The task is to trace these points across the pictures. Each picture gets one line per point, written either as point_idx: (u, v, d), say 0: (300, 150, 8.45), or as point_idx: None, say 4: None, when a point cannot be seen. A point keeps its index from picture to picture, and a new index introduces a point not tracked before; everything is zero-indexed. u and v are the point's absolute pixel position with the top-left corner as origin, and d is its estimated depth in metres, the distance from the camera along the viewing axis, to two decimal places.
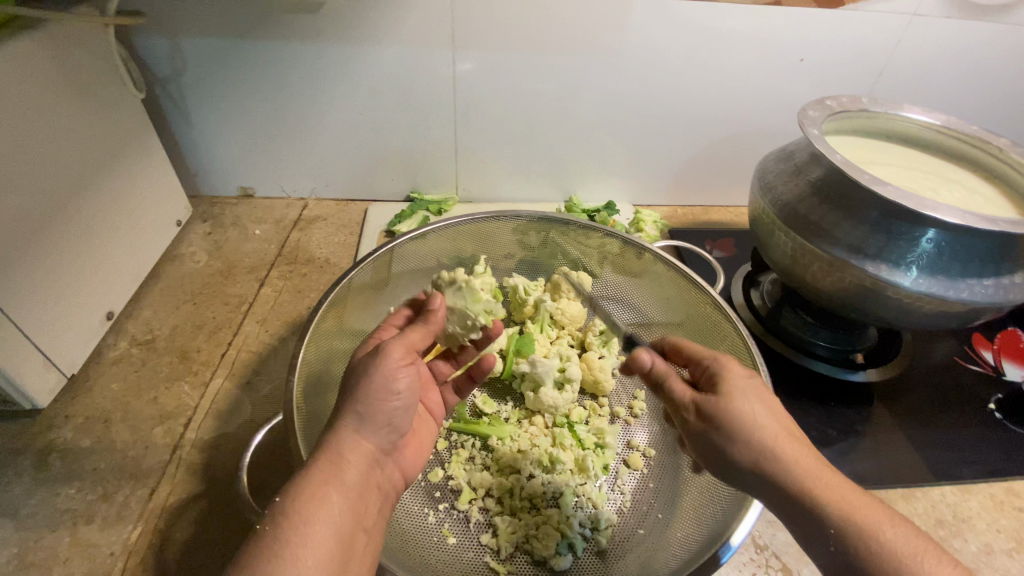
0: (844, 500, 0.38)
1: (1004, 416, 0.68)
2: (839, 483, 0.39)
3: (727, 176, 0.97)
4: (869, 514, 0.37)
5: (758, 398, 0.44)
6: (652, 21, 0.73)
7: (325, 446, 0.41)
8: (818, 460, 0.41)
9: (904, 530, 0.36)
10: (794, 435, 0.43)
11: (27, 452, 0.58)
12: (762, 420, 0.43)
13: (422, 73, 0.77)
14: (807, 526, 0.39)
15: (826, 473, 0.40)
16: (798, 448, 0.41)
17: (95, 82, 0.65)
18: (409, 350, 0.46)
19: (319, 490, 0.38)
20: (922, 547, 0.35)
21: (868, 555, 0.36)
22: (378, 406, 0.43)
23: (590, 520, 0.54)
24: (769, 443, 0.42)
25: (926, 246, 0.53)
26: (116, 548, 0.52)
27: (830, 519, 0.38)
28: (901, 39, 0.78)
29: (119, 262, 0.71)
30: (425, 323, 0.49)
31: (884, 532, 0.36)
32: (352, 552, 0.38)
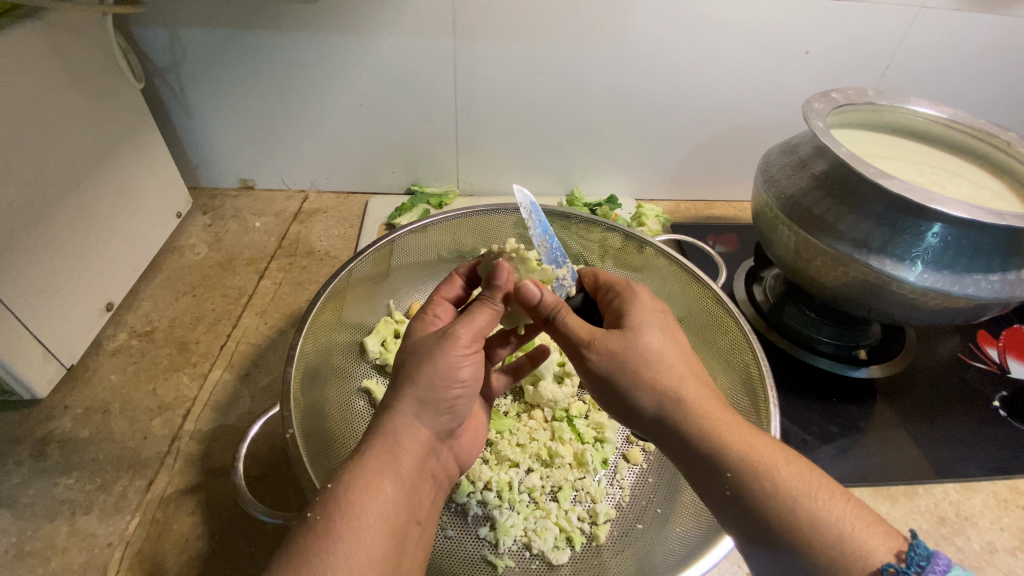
0: (744, 442, 0.40)
1: (1008, 414, 0.67)
2: (740, 425, 0.41)
3: (731, 171, 0.96)
4: (768, 454, 0.39)
5: (663, 334, 0.46)
6: (655, 12, 0.72)
7: (382, 434, 0.41)
8: (719, 402, 0.43)
9: (797, 467, 0.39)
10: (700, 380, 0.44)
11: (26, 443, 0.58)
12: (667, 356, 0.44)
13: (422, 65, 0.76)
14: (706, 469, 0.41)
15: (728, 416, 0.42)
16: (699, 389, 0.43)
17: (94, 72, 0.65)
18: (475, 334, 0.45)
19: (374, 481, 0.38)
20: (816, 484, 0.38)
21: (763, 496, 0.38)
22: (445, 391, 0.43)
23: (588, 514, 0.54)
24: (670, 384, 0.43)
25: (932, 240, 0.52)
26: (114, 539, 0.52)
27: (728, 462, 0.39)
28: (908, 31, 0.77)
29: (119, 253, 0.71)
30: (491, 302, 0.47)
31: (778, 470, 0.38)
32: (403, 544, 0.39)
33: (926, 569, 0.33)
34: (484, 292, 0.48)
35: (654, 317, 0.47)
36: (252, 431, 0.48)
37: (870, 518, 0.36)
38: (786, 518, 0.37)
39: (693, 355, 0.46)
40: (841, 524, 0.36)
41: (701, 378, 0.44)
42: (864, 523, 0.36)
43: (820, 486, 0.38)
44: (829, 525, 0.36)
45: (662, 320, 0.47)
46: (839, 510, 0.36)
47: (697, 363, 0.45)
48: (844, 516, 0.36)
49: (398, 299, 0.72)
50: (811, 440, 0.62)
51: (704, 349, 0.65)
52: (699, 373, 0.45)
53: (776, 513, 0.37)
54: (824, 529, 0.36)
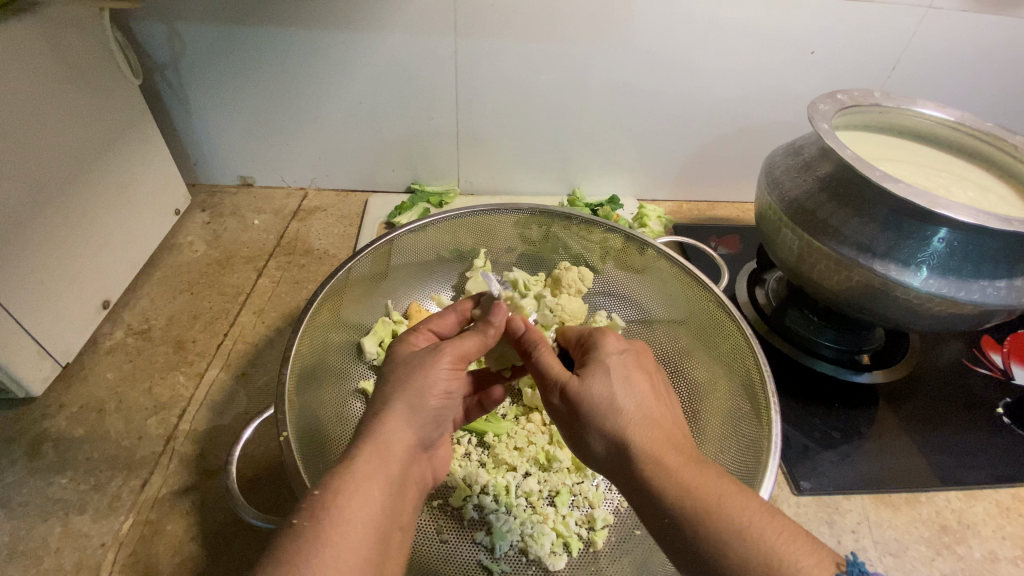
0: (681, 481, 0.37)
1: (1012, 421, 0.66)
2: (683, 462, 0.38)
3: (734, 171, 0.95)
4: (705, 491, 0.37)
5: (619, 376, 0.44)
6: (658, 11, 0.71)
7: (371, 438, 0.40)
8: (667, 440, 0.40)
9: (733, 501, 0.36)
10: (653, 419, 0.42)
11: (21, 441, 0.58)
12: (615, 399, 0.42)
13: (422, 62, 0.76)
14: (647, 512, 0.39)
15: (672, 452, 0.39)
16: (646, 430, 0.41)
17: (91, 67, 0.64)
18: (458, 357, 0.46)
19: (361, 485, 0.37)
20: (751, 518, 0.35)
21: (694, 537, 0.36)
22: (432, 400, 0.44)
23: (585, 519, 0.54)
24: (619, 426, 0.41)
25: (938, 245, 0.51)
26: (107, 540, 0.51)
27: (666, 503, 0.37)
28: (916, 32, 0.76)
29: (116, 250, 0.70)
30: (481, 333, 0.48)
31: (711, 508, 0.36)
32: (388, 548, 0.38)
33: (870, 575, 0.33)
34: (478, 322, 0.49)
35: (615, 360, 0.45)
36: (246, 433, 0.48)
37: (806, 548, 0.34)
38: (717, 558, 0.35)
39: (657, 395, 0.44)
40: (768, 560, 0.33)
41: (657, 417, 0.42)
42: (797, 557, 0.33)
43: (757, 520, 0.35)
44: (757, 563, 0.33)
45: (621, 362, 0.45)
46: (782, 547, 0.34)
47: (659, 402, 0.43)
48: (774, 553, 0.33)
49: (396, 299, 0.72)
50: (811, 445, 0.61)
51: (704, 353, 0.64)
52: (656, 413, 0.42)
53: (708, 553, 0.35)
54: (754, 568, 0.33)
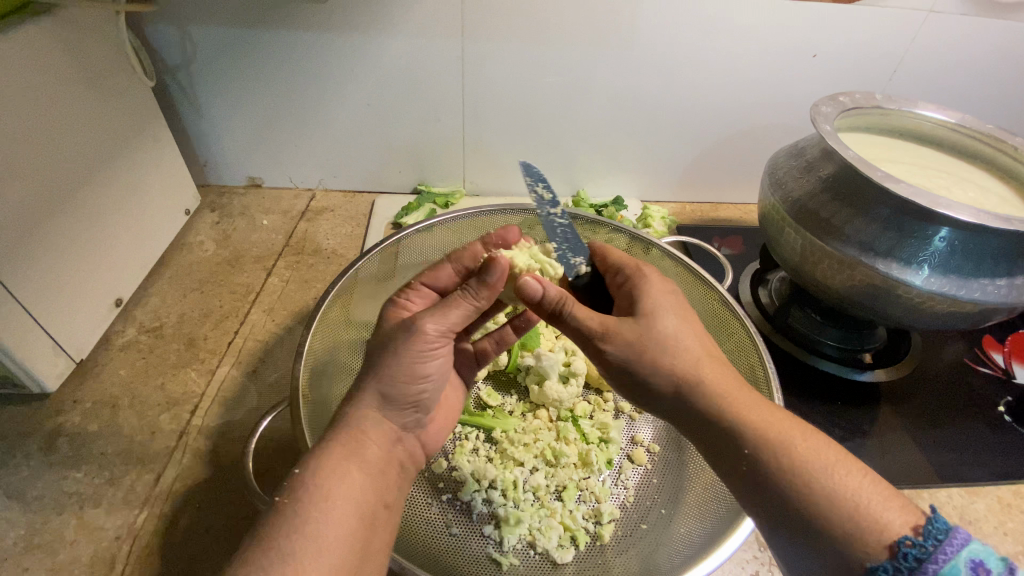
0: (760, 425, 0.40)
1: (1013, 418, 0.67)
2: (752, 403, 0.41)
3: (737, 173, 0.96)
4: (784, 434, 0.39)
5: (679, 316, 0.45)
6: (663, 14, 0.72)
7: (348, 425, 0.41)
8: (736, 382, 0.43)
9: (812, 444, 0.39)
10: (714, 360, 0.44)
11: (35, 436, 0.59)
12: (688, 344, 0.43)
13: (430, 65, 0.77)
14: (723, 450, 0.41)
15: (740, 394, 0.42)
16: (720, 373, 0.43)
17: (105, 69, 0.65)
18: (444, 329, 0.44)
19: (336, 464, 0.39)
20: (832, 461, 0.38)
21: (777, 474, 0.38)
22: (411, 387, 0.43)
23: (592, 513, 0.55)
24: (688, 370, 0.42)
25: (938, 244, 0.52)
26: (122, 532, 0.52)
27: (745, 441, 0.40)
28: (917, 35, 0.77)
29: (128, 249, 0.71)
30: (471, 296, 0.46)
31: (794, 450, 0.38)
32: (375, 527, 0.39)
33: (942, 543, 0.32)
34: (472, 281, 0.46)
35: (668, 300, 0.46)
36: (262, 426, 0.49)
37: (887, 492, 0.36)
38: (802, 495, 0.37)
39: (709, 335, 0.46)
40: (857, 500, 0.36)
41: (716, 355, 0.44)
42: (880, 498, 0.36)
43: (836, 462, 0.38)
44: (843, 501, 0.36)
45: (676, 304, 0.46)
46: (865, 485, 0.37)
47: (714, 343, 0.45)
48: (859, 493, 0.36)
49: None
50: None
51: None
52: (720, 357, 0.44)
53: (789, 491, 0.38)
54: (842, 506, 0.36)
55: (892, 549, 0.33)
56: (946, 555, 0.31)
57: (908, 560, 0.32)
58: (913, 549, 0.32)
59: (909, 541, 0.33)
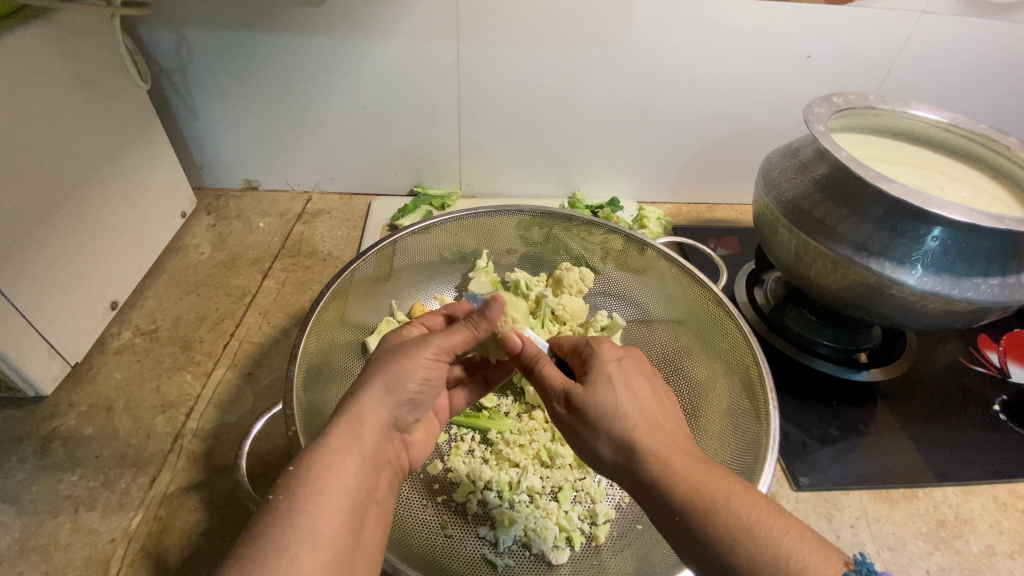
0: (687, 485, 0.37)
1: (1008, 417, 0.67)
2: (688, 464, 0.39)
3: (733, 174, 0.96)
4: (714, 490, 0.37)
5: (622, 385, 0.43)
6: (656, 17, 0.73)
7: (347, 415, 0.41)
8: (674, 441, 0.40)
9: (742, 500, 0.36)
10: (655, 422, 0.41)
11: (31, 440, 0.59)
12: (624, 408, 0.41)
13: (425, 67, 0.77)
14: (658, 511, 0.39)
15: (678, 456, 0.39)
16: (656, 436, 0.40)
17: (100, 73, 0.65)
18: (445, 350, 0.47)
19: (332, 458, 0.38)
20: (759, 517, 0.35)
21: (700, 535, 0.36)
22: (412, 385, 0.44)
23: (588, 514, 0.55)
24: (625, 434, 0.40)
25: (931, 244, 0.52)
26: (116, 535, 0.52)
27: (675, 503, 0.38)
28: (909, 36, 0.78)
29: (123, 252, 0.71)
30: (473, 328, 0.49)
31: (721, 508, 0.36)
32: (364, 521, 0.38)
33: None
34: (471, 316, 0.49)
35: (614, 368, 0.45)
36: (256, 428, 0.48)
37: (812, 544, 0.34)
38: (722, 555, 0.35)
39: (658, 398, 0.44)
40: (779, 558, 0.34)
41: (659, 417, 0.42)
42: (804, 555, 0.34)
43: (764, 518, 0.36)
44: (765, 562, 0.34)
45: (619, 367, 0.45)
46: (792, 543, 0.34)
47: (662, 409, 0.43)
48: (783, 551, 0.34)
49: (400, 300, 0.73)
50: (810, 443, 0.62)
51: (704, 352, 0.66)
52: (661, 416, 0.42)
53: (717, 550, 0.36)
54: (765, 568, 0.34)
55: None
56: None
57: None
58: None
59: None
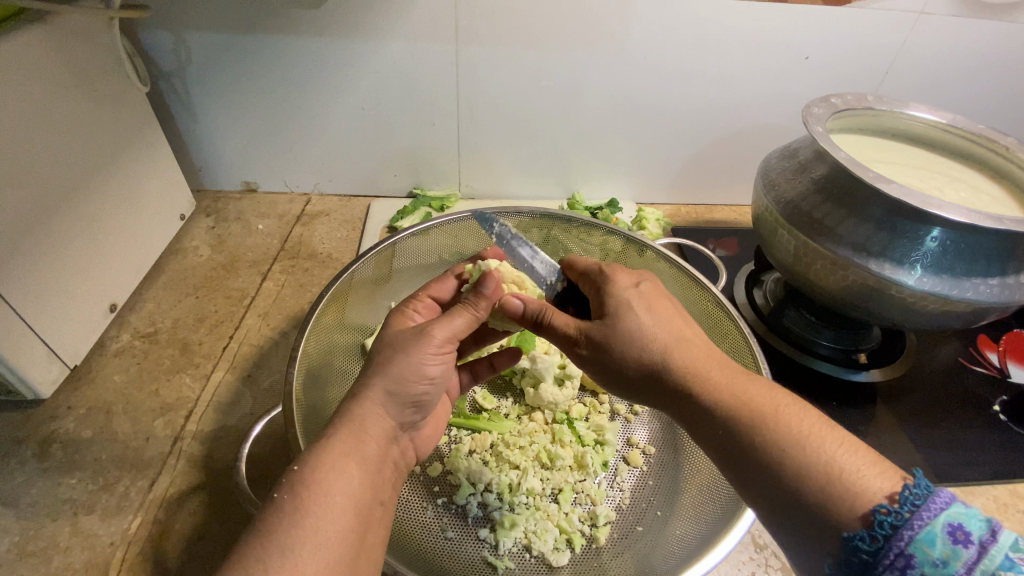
0: (726, 401, 0.39)
1: (1008, 418, 0.67)
2: (723, 379, 0.40)
3: (731, 175, 0.96)
4: (759, 405, 0.38)
5: (646, 306, 0.44)
6: (655, 18, 0.73)
7: (347, 421, 0.41)
8: (708, 359, 0.42)
9: (790, 414, 0.37)
10: (684, 342, 0.43)
11: (30, 443, 0.59)
12: (651, 330, 0.43)
13: (424, 69, 0.77)
14: (701, 428, 0.41)
15: (713, 371, 0.41)
16: (686, 353, 0.42)
17: (100, 76, 0.65)
18: (450, 336, 0.46)
19: (337, 461, 0.38)
20: (806, 430, 0.36)
21: (744, 448, 0.37)
22: (415, 386, 0.43)
23: (588, 516, 0.55)
24: (658, 356, 0.42)
25: (931, 244, 0.52)
26: (115, 539, 0.52)
27: (716, 418, 0.39)
28: (907, 37, 0.78)
29: (123, 254, 0.71)
30: (472, 310, 0.48)
31: (767, 422, 0.37)
32: (370, 524, 0.39)
33: (919, 509, 0.30)
34: (469, 297, 0.48)
35: (634, 293, 0.45)
36: (255, 430, 0.48)
37: (869, 458, 0.34)
38: (768, 468, 0.36)
39: (682, 319, 0.45)
40: (829, 467, 0.34)
41: (686, 337, 0.43)
42: (856, 467, 0.33)
43: (811, 431, 0.36)
44: (816, 470, 0.34)
45: (637, 293, 0.46)
46: (842, 455, 0.34)
47: (688, 330, 0.44)
48: (832, 463, 0.34)
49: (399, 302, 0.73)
50: None
51: None
52: (692, 338, 0.43)
53: (764, 465, 0.36)
54: (814, 478, 0.34)
55: (866, 518, 0.31)
56: (923, 520, 0.29)
57: (884, 528, 0.30)
58: (889, 517, 0.30)
59: (884, 508, 0.31)
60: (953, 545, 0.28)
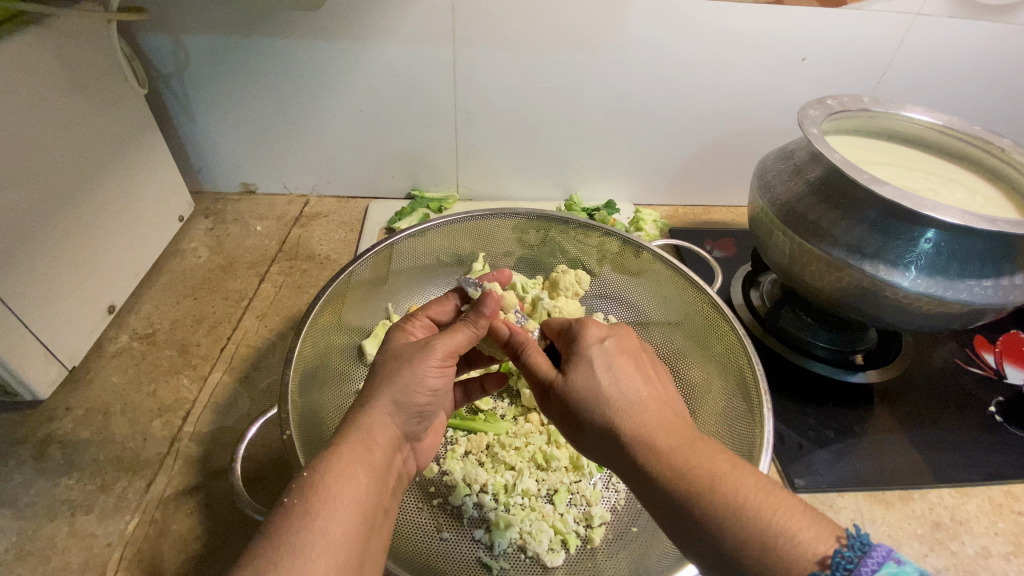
0: (671, 464, 0.38)
1: (1004, 419, 0.67)
2: (670, 440, 0.39)
3: (729, 176, 0.96)
4: (702, 468, 0.37)
5: (608, 363, 0.43)
6: (653, 19, 0.73)
7: (355, 427, 0.41)
8: (659, 418, 0.41)
9: (734, 477, 0.37)
10: (638, 398, 0.42)
11: (28, 443, 0.59)
12: (606, 388, 0.42)
13: (422, 71, 0.77)
14: (645, 491, 0.39)
15: (663, 432, 0.40)
16: (639, 412, 0.41)
17: (98, 78, 0.66)
18: (449, 353, 0.46)
19: (346, 466, 0.39)
20: (747, 493, 0.36)
21: (688, 513, 0.37)
22: (420, 397, 0.44)
23: (583, 517, 0.55)
24: (610, 415, 0.41)
25: (925, 246, 0.52)
26: (112, 539, 0.52)
27: (660, 483, 0.38)
28: (904, 39, 0.78)
29: (121, 256, 0.72)
30: (473, 326, 0.48)
31: (711, 487, 0.36)
32: (374, 529, 0.39)
33: (852, 574, 0.31)
34: (468, 313, 0.49)
35: (597, 349, 0.44)
36: (251, 432, 0.48)
37: (807, 521, 0.34)
38: (709, 534, 0.36)
39: (642, 374, 0.44)
40: (765, 533, 0.34)
41: (644, 394, 0.42)
42: (792, 531, 0.34)
43: (753, 493, 0.36)
44: (754, 537, 0.34)
45: (601, 349, 0.45)
46: (781, 521, 0.34)
47: (646, 385, 0.43)
48: (770, 530, 0.34)
49: (397, 303, 0.73)
50: (807, 444, 0.62)
51: (700, 354, 0.66)
52: (649, 396, 0.42)
53: (703, 528, 0.36)
54: (752, 543, 0.34)
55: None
56: None
57: None
58: None
59: None
60: None
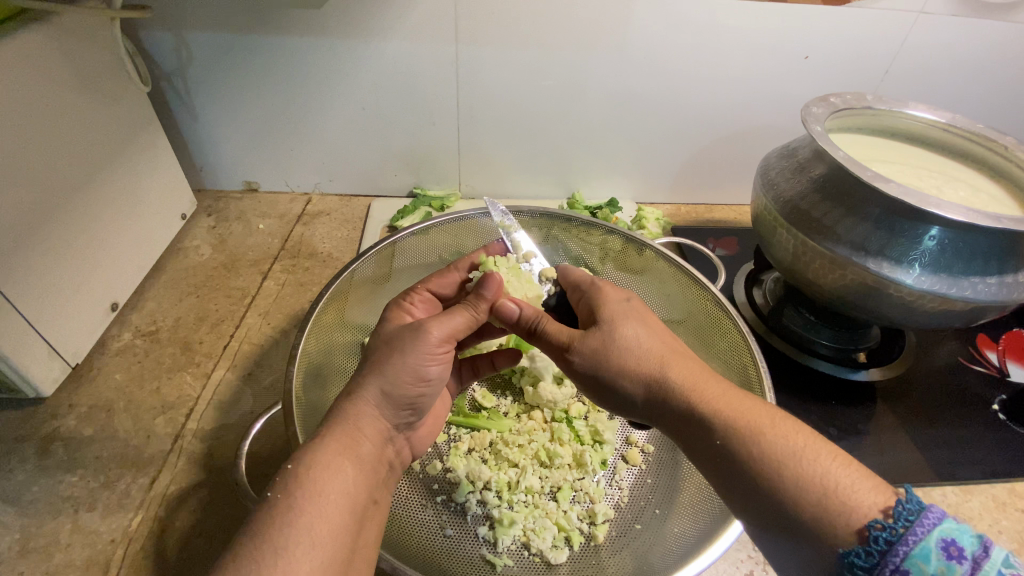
0: (723, 413, 0.40)
1: (1007, 417, 0.67)
2: (716, 392, 0.42)
3: (731, 175, 0.96)
4: (751, 418, 0.40)
5: (639, 321, 0.46)
6: (654, 18, 0.73)
7: (342, 421, 0.41)
8: (700, 373, 0.43)
9: (785, 428, 0.39)
10: (678, 357, 0.44)
11: (31, 440, 0.59)
12: (643, 342, 0.44)
13: (424, 69, 0.77)
14: (695, 442, 0.42)
15: (708, 386, 0.42)
16: (681, 367, 0.43)
17: (101, 76, 0.66)
18: (448, 336, 0.46)
19: (331, 459, 0.39)
20: (802, 444, 0.38)
21: (741, 462, 0.38)
22: (409, 387, 0.44)
23: (587, 514, 0.55)
24: (655, 370, 0.43)
25: (929, 243, 0.52)
26: (115, 536, 0.52)
27: (713, 431, 0.40)
28: (907, 37, 0.78)
29: (124, 254, 0.72)
30: (472, 309, 0.48)
31: (763, 435, 0.38)
32: (364, 520, 0.39)
33: (913, 523, 0.31)
34: (468, 297, 0.49)
35: (627, 309, 0.47)
36: (255, 428, 0.48)
37: (858, 472, 0.36)
38: (766, 482, 0.37)
39: (671, 334, 0.47)
40: (825, 483, 0.35)
41: (677, 351, 0.45)
42: (851, 480, 0.35)
43: (807, 444, 0.38)
44: (812, 483, 0.35)
45: (631, 308, 0.47)
46: (836, 469, 0.36)
47: (676, 344, 0.46)
48: (829, 477, 0.36)
49: None
50: None
51: (703, 352, 0.66)
52: (683, 354, 0.45)
53: (756, 476, 0.38)
54: (810, 490, 0.35)
55: (862, 532, 0.33)
56: (918, 535, 0.31)
57: (879, 542, 0.31)
58: (884, 533, 0.32)
59: (880, 524, 0.32)
60: (948, 560, 0.29)
